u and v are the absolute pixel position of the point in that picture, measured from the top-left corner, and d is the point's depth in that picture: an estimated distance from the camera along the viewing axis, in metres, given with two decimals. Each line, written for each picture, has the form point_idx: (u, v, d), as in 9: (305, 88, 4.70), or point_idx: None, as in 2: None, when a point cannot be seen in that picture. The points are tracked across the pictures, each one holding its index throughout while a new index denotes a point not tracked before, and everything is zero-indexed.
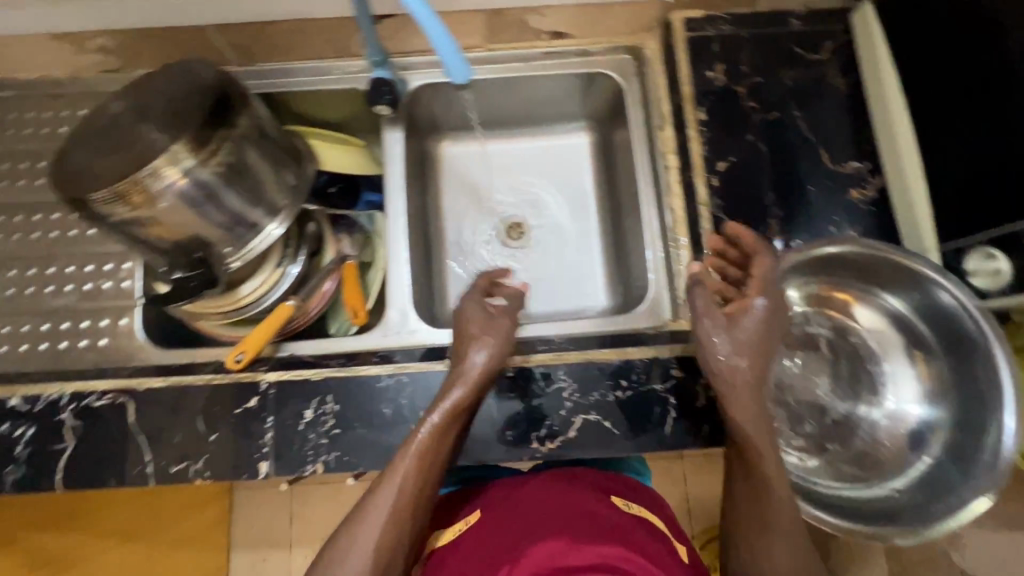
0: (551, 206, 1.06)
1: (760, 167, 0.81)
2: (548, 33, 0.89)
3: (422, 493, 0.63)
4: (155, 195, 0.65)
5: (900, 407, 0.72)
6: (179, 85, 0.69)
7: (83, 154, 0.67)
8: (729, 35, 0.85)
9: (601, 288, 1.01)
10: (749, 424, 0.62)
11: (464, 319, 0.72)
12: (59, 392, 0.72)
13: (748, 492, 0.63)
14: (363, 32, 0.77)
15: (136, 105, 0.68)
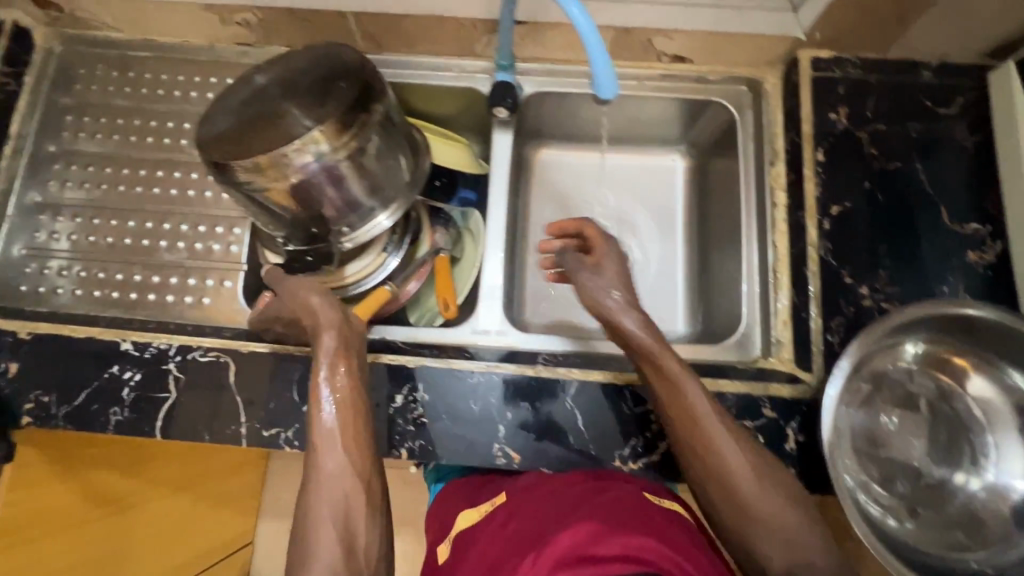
0: (638, 224, 1.04)
1: (875, 215, 0.79)
2: (671, 56, 0.88)
3: (356, 445, 0.62)
4: (290, 173, 0.67)
5: (1006, 479, 0.68)
6: (327, 69, 0.71)
7: (227, 122, 0.70)
8: (857, 79, 0.83)
9: (682, 314, 1.00)
10: (665, 376, 0.66)
11: (300, 280, 0.70)
12: (168, 343, 0.75)
13: (690, 450, 0.64)
14: (501, 36, 0.78)
15: (285, 82, 0.71)
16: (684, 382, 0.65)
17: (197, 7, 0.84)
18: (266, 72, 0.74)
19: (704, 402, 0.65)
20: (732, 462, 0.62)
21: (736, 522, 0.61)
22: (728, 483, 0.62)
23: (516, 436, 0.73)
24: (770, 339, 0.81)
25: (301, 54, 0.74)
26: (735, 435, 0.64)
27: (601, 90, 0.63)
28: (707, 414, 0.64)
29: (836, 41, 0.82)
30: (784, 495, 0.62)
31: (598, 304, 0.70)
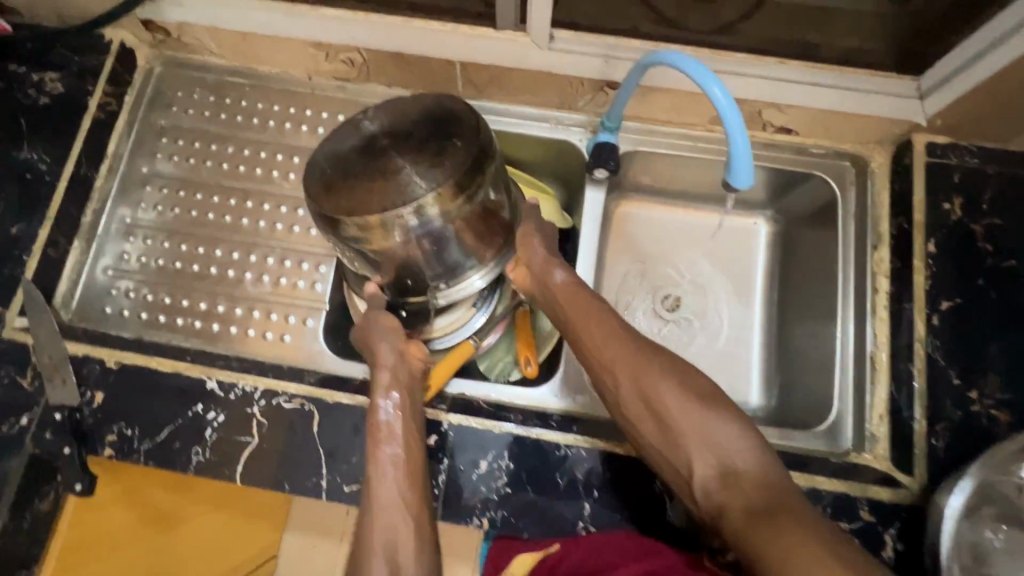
0: (714, 287, 0.98)
1: (987, 315, 0.75)
2: (777, 127, 0.86)
3: (414, 477, 0.65)
4: (391, 232, 0.65)
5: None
6: (440, 119, 0.68)
7: (330, 165, 0.68)
8: (974, 169, 0.80)
9: (756, 385, 0.93)
10: (572, 305, 0.72)
11: (369, 325, 0.73)
12: (253, 385, 0.74)
13: (610, 375, 0.67)
14: (616, 103, 0.76)
15: (394, 128, 0.68)
16: (589, 304, 0.71)
17: (305, 43, 0.84)
18: (372, 113, 0.70)
19: (615, 327, 0.69)
20: (653, 376, 0.64)
21: (659, 435, 0.63)
22: (648, 395, 0.63)
23: (602, 517, 0.71)
24: (864, 432, 0.77)
25: (411, 96, 0.71)
26: (644, 350, 0.67)
27: (735, 179, 0.62)
28: (608, 334, 0.68)
29: (957, 129, 0.79)
30: (692, 398, 0.62)
31: (525, 245, 0.75)
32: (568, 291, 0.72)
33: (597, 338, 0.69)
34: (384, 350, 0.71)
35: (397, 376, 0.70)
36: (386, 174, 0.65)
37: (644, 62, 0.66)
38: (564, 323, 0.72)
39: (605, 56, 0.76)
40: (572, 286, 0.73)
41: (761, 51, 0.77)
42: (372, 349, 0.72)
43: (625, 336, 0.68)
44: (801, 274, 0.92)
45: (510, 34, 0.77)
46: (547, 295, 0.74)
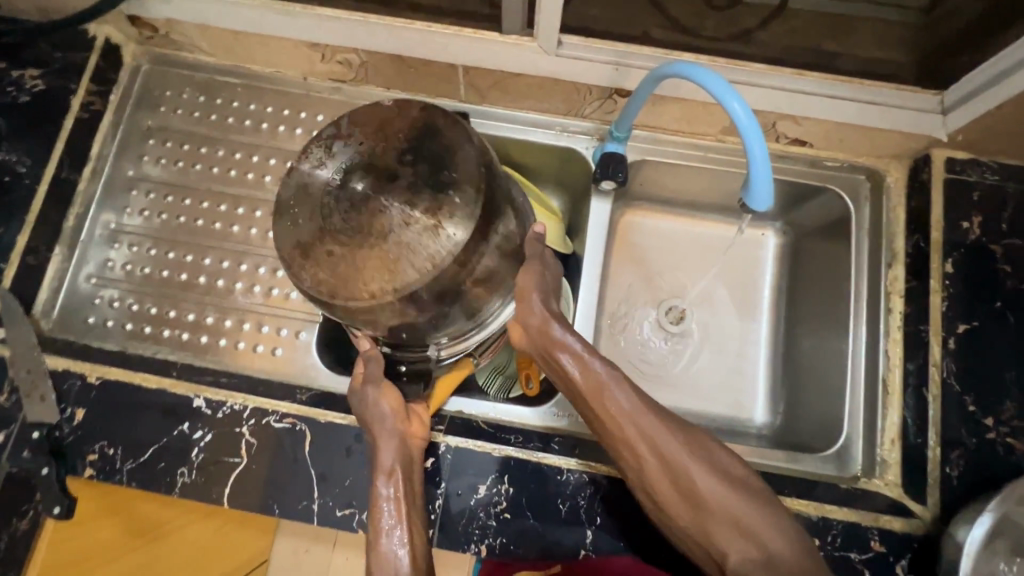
0: (720, 301, 0.95)
1: (1005, 340, 0.73)
2: (791, 138, 0.83)
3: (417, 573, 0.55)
4: (398, 309, 0.60)
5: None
6: (430, 163, 0.60)
7: (312, 224, 0.59)
8: (994, 186, 0.78)
9: (761, 403, 0.90)
10: (576, 371, 0.61)
11: (361, 400, 0.64)
12: (242, 403, 0.71)
13: (629, 452, 0.59)
14: (625, 113, 0.72)
15: (379, 170, 0.58)
16: (596, 376, 0.60)
17: (301, 44, 0.80)
18: (348, 143, 0.60)
19: (633, 400, 0.59)
20: (679, 459, 0.57)
21: (689, 515, 0.56)
22: (674, 479, 0.56)
23: (605, 545, 0.68)
24: (875, 457, 0.75)
25: (391, 121, 0.61)
26: (669, 427, 0.58)
27: (753, 202, 0.58)
28: (627, 407, 0.59)
29: (978, 146, 0.76)
30: (725, 482, 0.56)
31: (523, 301, 0.64)
32: (570, 354, 0.62)
33: (611, 411, 0.59)
34: (379, 415, 0.63)
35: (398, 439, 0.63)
36: (371, 244, 0.58)
37: (659, 71, 0.63)
38: (569, 389, 0.62)
39: (615, 63, 0.72)
40: (577, 346, 0.62)
41: (778, 61, 0.73)
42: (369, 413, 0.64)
43: (643, 408, 0.59)
44: (811, 290, 0.89)
45: (515, 39, 0.73)
46: (549, 358, 0.63)
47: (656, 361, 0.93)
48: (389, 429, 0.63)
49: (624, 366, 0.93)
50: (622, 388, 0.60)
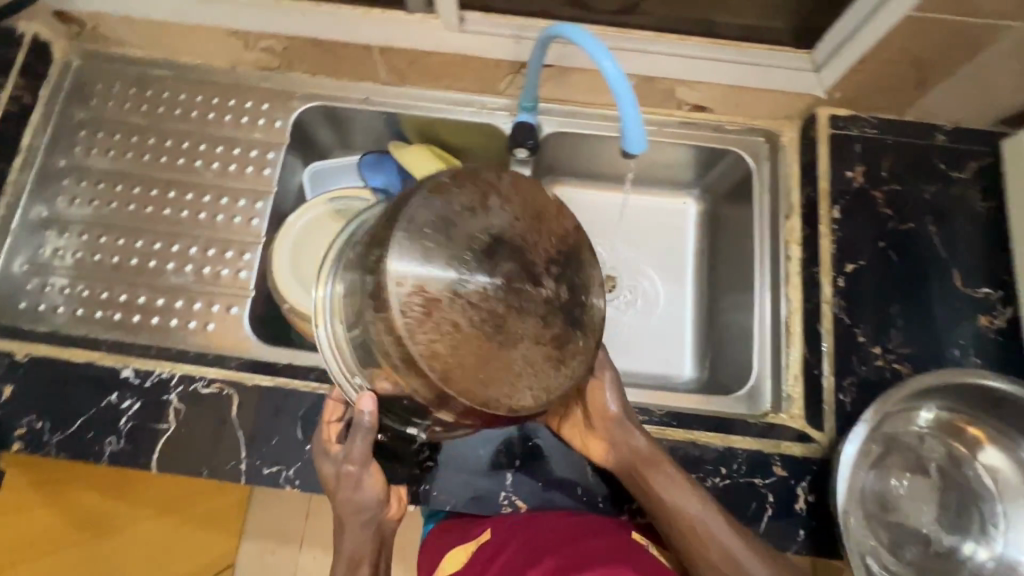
0: (647, 266, 0.99)
1: (887, 276, 0.79)
2: (691, 105, 0.89)
3: None
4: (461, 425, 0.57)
5: (1015, 554, 0.67)
6: (571, 286, 0.52)
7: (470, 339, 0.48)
8: (874, 138, 0.84)
9: (687, 356, 0.95)
10: (654, 480, 0.67)
11: (358, 477, 0.63)
12: (170, 371, 0.73)
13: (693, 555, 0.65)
14: (528, 80, 0.78)
15: (516, 277, 0.49)
16: (673, 486, 0.66)
17: (222, 31, 0.84)
18: (491, 222, 0.51)
19: (698, 506, 0.65)
20: (739, 560, 0.63)
21: None
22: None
23: (524, 486, 0.72)
24: (780, 393, 0.80)
25: (550, 210, 0.53)
26: (734, 532, 0.64)
27: (629, 147, 0.62)
28: (697, 513, 0.65)
29: (854, 102, 0.83)
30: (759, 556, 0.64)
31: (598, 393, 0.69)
32: (650, 467, 0.67)
33: (680, 516, 0.65)
34: (343, 487, 0.64)
35: (358, 503, 0.64)
36: (460, 320, 0.48)
37: (546, 32, 0.67)
38: (646, 497, 0.67)
39: (516, 37, 0.78)
40: (655, 458, 0.68)
41: (666, 30, 0.80)
42: (334, 481, 0.64)
43: (712, 515, 0.65)
44: (726, 249, 0.95)
45: (421, 16, 0.79)
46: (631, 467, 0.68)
47: None
48: (353, 493, 0.64)
49: None
50: (697, 498, 0.66)
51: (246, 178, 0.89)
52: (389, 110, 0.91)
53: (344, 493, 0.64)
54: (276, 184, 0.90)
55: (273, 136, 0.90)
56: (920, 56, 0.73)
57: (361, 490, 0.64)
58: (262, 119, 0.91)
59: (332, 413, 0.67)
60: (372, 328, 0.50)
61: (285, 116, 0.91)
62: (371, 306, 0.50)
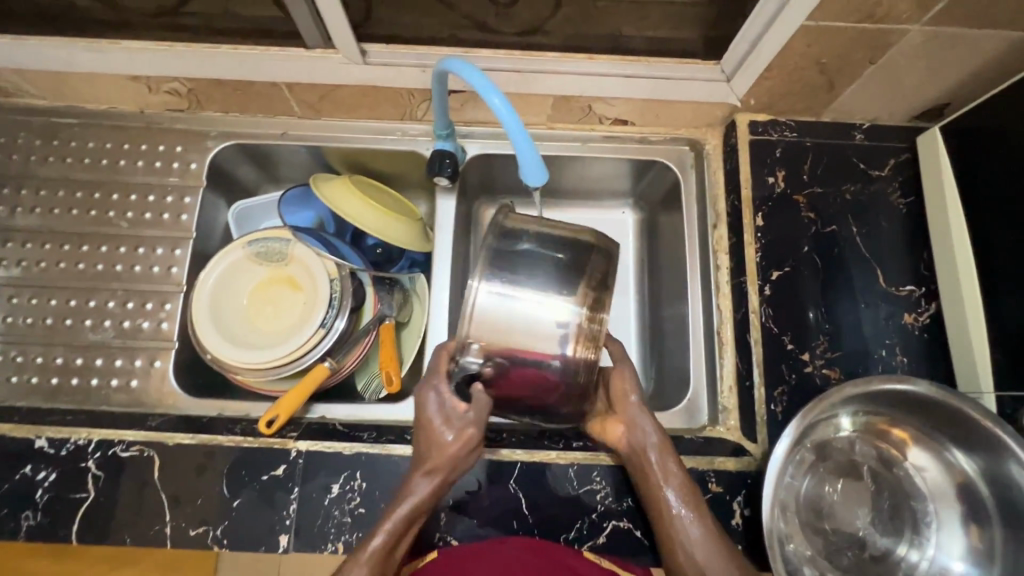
0: None
1: (813, 280, 0.79)
2: (613, 119, 0.88)
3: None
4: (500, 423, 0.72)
5: (944, 560, 0.68)
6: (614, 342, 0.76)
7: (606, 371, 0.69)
8: (793, 142, 0.85)
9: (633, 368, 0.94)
10: (659, 483, 0.66)
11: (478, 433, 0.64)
12: (87, 437, 0.71)
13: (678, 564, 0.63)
14: (436, 111, 0.75)
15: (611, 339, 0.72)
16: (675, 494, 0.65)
17: (121, 77, 0.81)
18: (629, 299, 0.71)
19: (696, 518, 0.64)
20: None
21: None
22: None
23: (458, 525, 0.71)
24: (717, 406, 0.80)
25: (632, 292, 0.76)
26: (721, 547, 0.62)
27: (529, 179, 0.62)
28: (690, 525, 0.63)
29: (771, 107, 0.83)
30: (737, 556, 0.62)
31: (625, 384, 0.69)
32: (660, 469, 0.66)
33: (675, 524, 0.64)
34: (455, 445, 0.63)
35: (451, 471, 0.65)
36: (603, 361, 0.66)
37: (438, 65, 0.65)
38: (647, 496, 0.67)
39: (422, 66, 0.77)
40: (669, 461, 0.66)
41: (574, 48, 0.79)
42: (441, 442, 0.64)
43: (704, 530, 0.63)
44: (663, 259, 0.95)
45: (321, 51, 0.76)
46: (640, 466, 0.67)
47: None
48: (457, 458, 0.64)
49: None
50: (696, 507, 0.64)
51: (162, 226, 0.86)
52: (309, 144, 0.89)
53: (443, 459, 0.64)
54: (196, 229, 0.87)
55: (190, 179, 0.88)
56: (826, 62, 0.73)
57: (463, 457, 0.65)
58: (177, 163, 0.88)
59: (444, 358, 0.66)
60: (524, 329, 0.62)
61: (201, 157, 0.88)
62: (530, 314, 0.62)
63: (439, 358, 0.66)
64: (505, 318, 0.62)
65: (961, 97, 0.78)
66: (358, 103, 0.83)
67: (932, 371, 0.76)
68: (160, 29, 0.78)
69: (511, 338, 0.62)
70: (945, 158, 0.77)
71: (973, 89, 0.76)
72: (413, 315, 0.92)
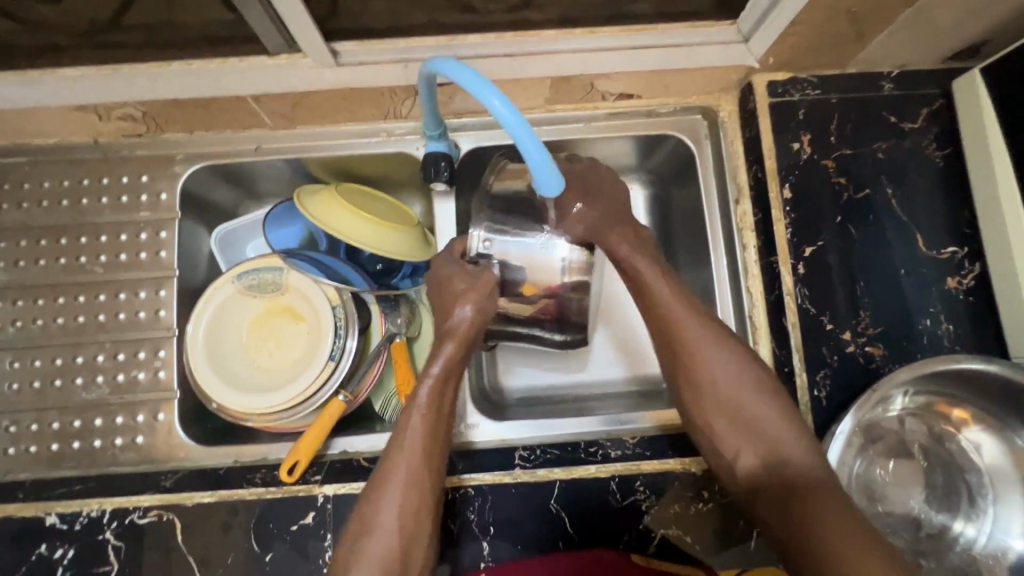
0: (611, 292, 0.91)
1: (847, 253, 0.74)
2: (618, 95, 0.79)
3: (419, 495, 0.59)
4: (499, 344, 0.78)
5: (1003, 538, 0.65)
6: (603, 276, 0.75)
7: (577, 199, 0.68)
8: (816, 100, 0.77)
9: (639, 357, 0.89)
10: (695, 344, 0.64)
11: (473, 288, 0.67)
12: (100, 508, 0.68)
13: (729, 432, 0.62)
14: (426, 111, 0.67)
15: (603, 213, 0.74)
16: (729, 369, 0.63)
17: (65, 107, 0.71)
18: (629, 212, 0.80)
19: (772, 419, 0.61)
20: (789, 451, 0.59)
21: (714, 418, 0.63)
22: (773, 457, 0.59)
23: (502, 552, 0.68)
24: None
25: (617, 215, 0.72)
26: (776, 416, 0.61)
27: (544, 190, 0.54)
28: (740, 393, 0.62)
29: (791, 64, 0.75)
30: (733, 376, 0.63)
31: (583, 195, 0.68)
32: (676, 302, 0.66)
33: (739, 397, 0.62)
34: (475, 288, 0.67)
35: (475, 324, 0.67)
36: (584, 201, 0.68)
37: (428, 64, 0.55)
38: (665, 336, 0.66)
39: (402, 61, 0.68)
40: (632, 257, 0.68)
41: (568, 22, 0.71)
42: (454, 312, 0.66)
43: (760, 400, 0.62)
44: (682, 238, 0.88)
45: (286, 58, 0.67)
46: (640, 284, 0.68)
47: (553, 372, 0.89)
48: (477, 306, 0.67)
49: (527, 383, 0.88)
50: (749, 370, 0.63)
51: (142, 268, 0.79)
52: (288, 157, 0.80)
53: (460, 320, 0.66)
54: (178, 265, 0.80)
55: (163, 211, 0.80)
56: (856, 11, 0.64)
57: (485, 303, 0.67)
58: (146, 195, 0.80)
59: (457, 248, 0.71)
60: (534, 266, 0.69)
61: (171, 186, 0.80)
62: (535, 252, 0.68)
63: (452, 247, 0.71)
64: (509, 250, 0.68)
65: (1003, 34, 0.70)
66: (337, 106, 0.75)
67: (979, 337, 0.72)
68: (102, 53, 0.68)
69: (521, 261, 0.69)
70: (989, 104, 0.69)
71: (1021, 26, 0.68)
72: (423, 328, 0.84)
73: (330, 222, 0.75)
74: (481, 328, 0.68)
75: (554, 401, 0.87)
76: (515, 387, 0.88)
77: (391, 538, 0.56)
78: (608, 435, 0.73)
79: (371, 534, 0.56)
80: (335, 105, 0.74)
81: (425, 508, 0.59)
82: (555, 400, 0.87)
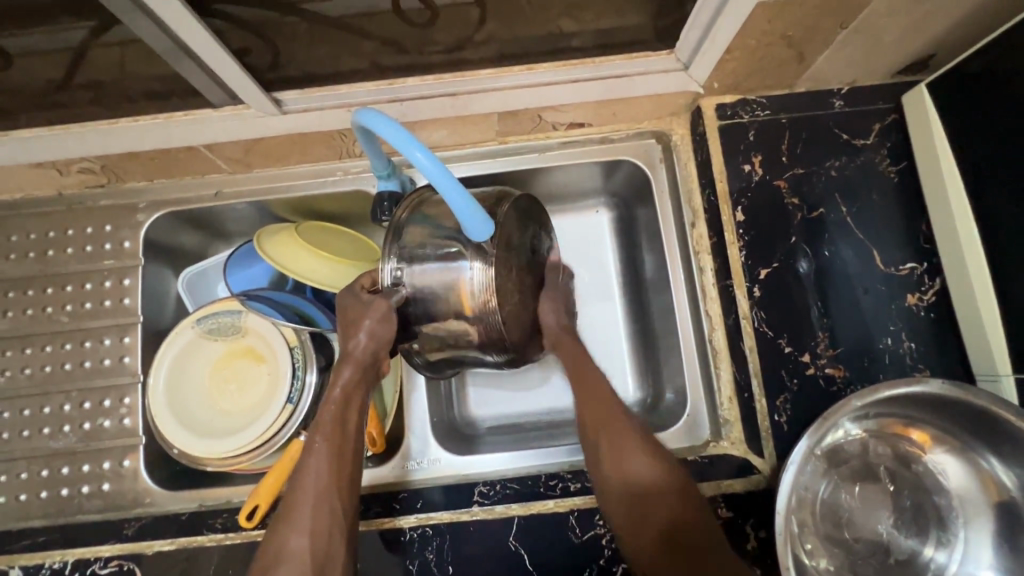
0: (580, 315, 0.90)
1: (803, 272, 0.73)
2: (568, 124, 0.80)
3: (329, 518, 0.58)
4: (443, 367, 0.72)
5: (973, 567, 0.63)
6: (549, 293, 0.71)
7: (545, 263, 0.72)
8: (766, 120, 0.77)
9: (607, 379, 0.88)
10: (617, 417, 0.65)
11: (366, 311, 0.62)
12: (61, 559, 0.68)
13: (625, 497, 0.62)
14: (369, 152, 0.68)
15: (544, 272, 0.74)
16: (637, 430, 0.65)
17: (24, 165, 0.74)
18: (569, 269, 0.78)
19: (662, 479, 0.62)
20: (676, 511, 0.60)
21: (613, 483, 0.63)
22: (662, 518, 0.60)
23: None
24: (718, 419, 0.78)
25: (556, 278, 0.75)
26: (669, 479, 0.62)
27: (473, 233, 0.56)
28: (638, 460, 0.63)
29: (737, 88, 0.75)
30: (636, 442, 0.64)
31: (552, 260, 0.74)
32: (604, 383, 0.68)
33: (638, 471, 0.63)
34: (369, 314, 0.62)
35: (372, 350, 0.63)
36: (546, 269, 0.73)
37: (354, 117, 0.58)
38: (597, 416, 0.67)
39: (346, 106, 0.70)
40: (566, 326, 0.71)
41: (507, 60, 0.72)
42: (351, 337, 0.62)
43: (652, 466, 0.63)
44: (645, 260, 0.88)
45: (231, 109, 0.69)
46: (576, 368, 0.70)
47: (522, 401, 0.88)
48: (370, 329, 0.62)
49: (496, 412, 0.88)
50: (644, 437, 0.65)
51: (106, 315, 0.80)
52: (247, 200, 0.82)
53: (356, 344, 0.62)
54: (142, 311, 0.81)
55: (126, 258, 0.81)
56: (790, 35, 0.64)
57: (380, 328, 0.62)
58: (109, 243, 0.81)
59: (366, 280, 0.66)
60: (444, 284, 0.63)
61: (133, 234, 0.81)
62: (445, 269, 0.63)
63: (362, 280, 0.67)
64: (422, 271, 0.64)
65: (947, 49, 0.70)
66: (289, 150, 0.76)
67: (944, 354, 0.71)
68: (55, 112, 0.70)
69: (432, 280, 0.63)
70: (935, 121, 0.69)
71: (962, 41, 0.67)
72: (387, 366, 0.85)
73: (286, 261, 0.75)
74: (379, 350, 0.63)
75: (522, 430, 0.86)
76: (484, 418, 0.88)
77: (302, 562, 0.55)
78: (569, 468, 0.74)
79: (279, 565, 0.55)
80: (287, 149, 0.76)
81: (337, 526, 0.58)
82: (523, 429, 0.86)
